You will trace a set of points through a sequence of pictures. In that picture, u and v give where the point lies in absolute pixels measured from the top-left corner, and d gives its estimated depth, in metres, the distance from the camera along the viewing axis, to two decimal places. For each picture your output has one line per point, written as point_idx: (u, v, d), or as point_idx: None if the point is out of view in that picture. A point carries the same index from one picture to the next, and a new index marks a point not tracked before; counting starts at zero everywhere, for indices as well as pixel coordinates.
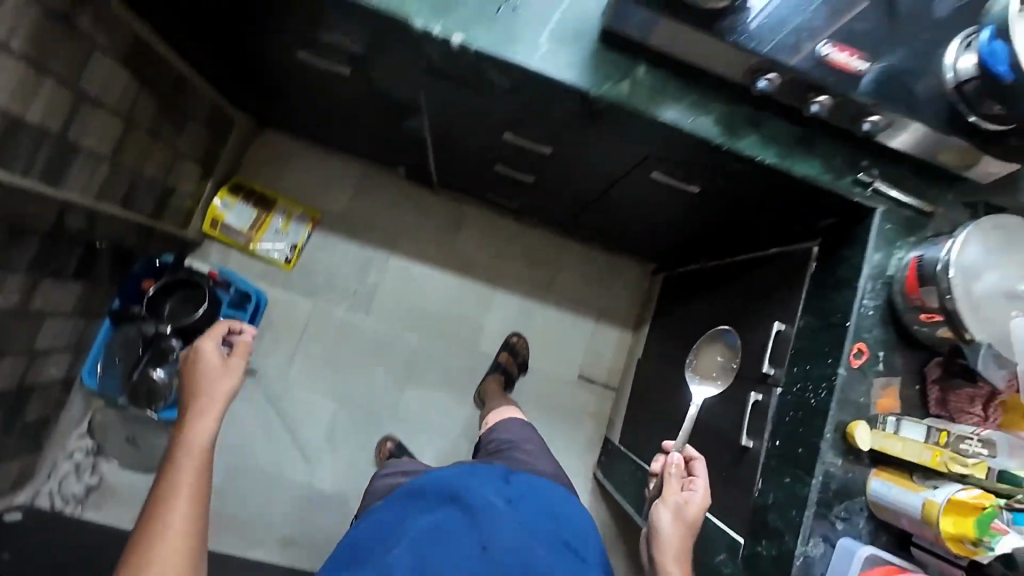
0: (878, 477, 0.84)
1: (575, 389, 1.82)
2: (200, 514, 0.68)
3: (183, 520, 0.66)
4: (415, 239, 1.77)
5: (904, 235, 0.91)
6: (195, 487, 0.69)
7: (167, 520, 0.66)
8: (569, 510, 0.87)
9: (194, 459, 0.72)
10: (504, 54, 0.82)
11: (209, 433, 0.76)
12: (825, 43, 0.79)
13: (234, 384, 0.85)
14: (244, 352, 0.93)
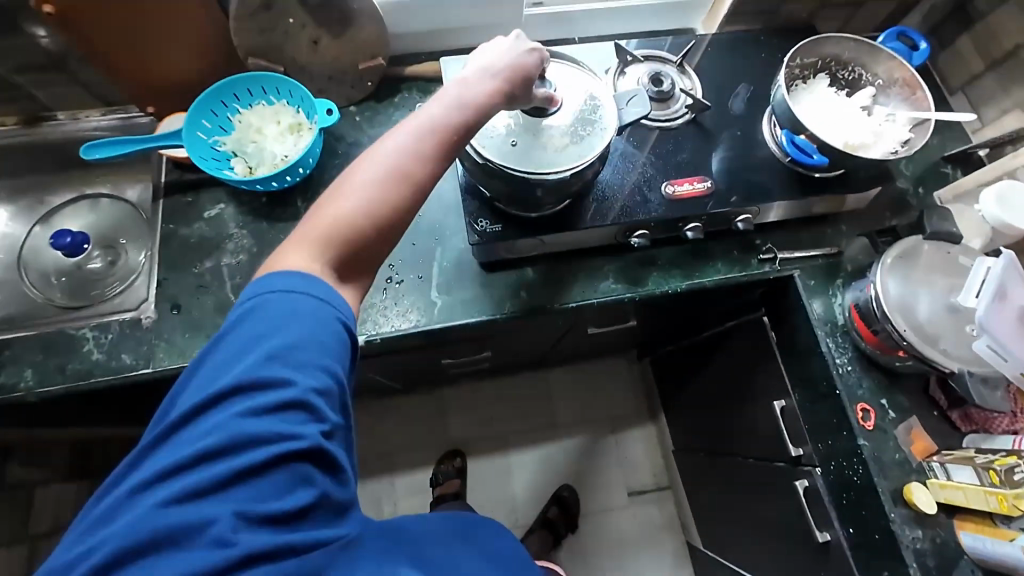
0: (965, 530, 0.78)
1: (632, 509, 1.70)
2: (404, 223, 0.59)
3: (391, 187, 0.57)
4: (411, 449, 1.72)
5: (830, 282, 0.94)
6: (416, 154, 0.58)
7: (377, 146, 0.59)
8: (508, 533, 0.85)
9: (455, 104, 0.61)
10: (408, 327, 0.86)
11: (427, 160, 0.59)
12: (666, 185, 0.88)
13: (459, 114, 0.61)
14: (500, 95, 0.64)
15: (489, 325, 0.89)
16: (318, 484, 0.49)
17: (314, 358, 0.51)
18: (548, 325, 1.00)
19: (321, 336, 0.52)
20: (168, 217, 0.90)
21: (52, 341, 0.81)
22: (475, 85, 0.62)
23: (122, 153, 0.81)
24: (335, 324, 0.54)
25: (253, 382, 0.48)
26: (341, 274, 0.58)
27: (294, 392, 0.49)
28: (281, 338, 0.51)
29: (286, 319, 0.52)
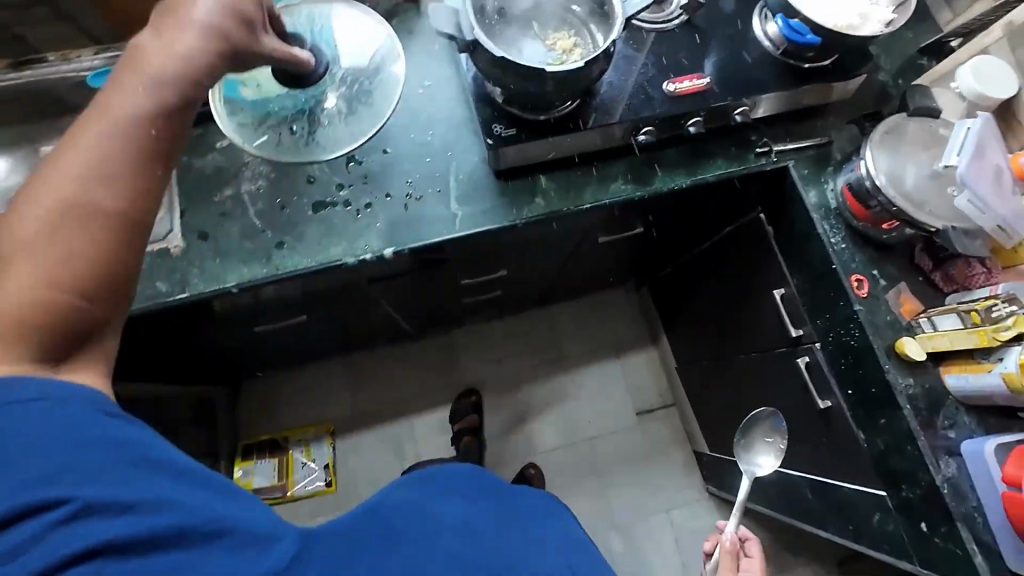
0: (951, 374, 0.88)
1: (641, 427, 1.81)
2: (129, 245, 0.51)
3: (109, 191, 0.50)
4: (427, 390, 1.78)
5: (821, 170, 1.00)
6: (106, 156, 0.51)
7: (42, 169, 0.50)
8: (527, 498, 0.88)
9: (145, 84, 0.53)
10: (435, 238, 0.89)
11: (113, 130, 0.51)
12: (667, 83, 0.91)
13: (154, 97, 0.53)
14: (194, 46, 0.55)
15: (508, 232, 0.93)
16: (163, 548, 0.48)
17: (93, 434, 0.48)
18: (563, 234, 1.04)
19: (87, 415, 0.48)
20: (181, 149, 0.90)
21: None
22: (179, 47, 0.55)
23: None
24: (90, 407, 0.49)
25: (32, 505, 0.44)
26: (83, 343, 0.51)
27: (73, 505, 0.45)
28: (24, 456, 0.45)
29: (23, 418, 0.46)
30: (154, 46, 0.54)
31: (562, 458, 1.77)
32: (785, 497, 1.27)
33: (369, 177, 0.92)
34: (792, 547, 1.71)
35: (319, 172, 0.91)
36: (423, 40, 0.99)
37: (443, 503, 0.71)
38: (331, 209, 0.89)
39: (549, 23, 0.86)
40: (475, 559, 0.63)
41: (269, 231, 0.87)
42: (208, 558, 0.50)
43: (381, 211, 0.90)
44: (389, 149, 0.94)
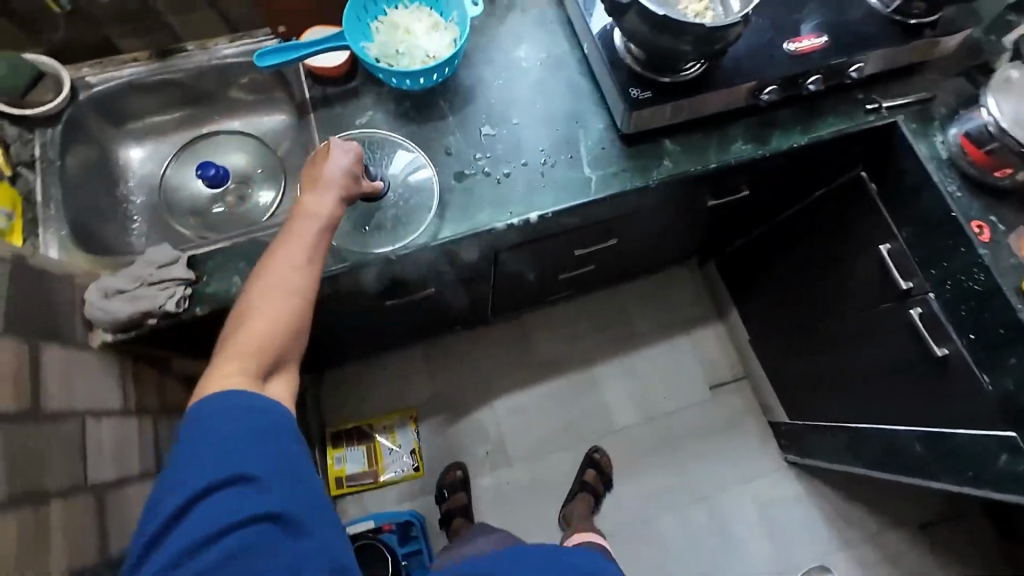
0: None
1: (715, 401, 1.83)
2: (287, 338, 0.70)
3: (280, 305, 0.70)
4: (503, 375, 1.81)
5: (929, 124, 1.03)
6: (286, 267, 0.73)
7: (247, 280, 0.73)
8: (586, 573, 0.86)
9: (310, 216, 0.76)
10: (572, 201, 0.92)
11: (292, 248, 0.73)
12: (787, 44, 0.95)
13: (317, 223, 0.75)
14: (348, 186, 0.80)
15: (637, 194, 0.96)
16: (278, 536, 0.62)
17: (268, 451, 0.65)
18: (678, 199, 1.07)
19: (275, 437, 0.66)
20: (324, 129, 0.94)
21: (249, 248, 0.85)
22: (333, 196, 0.78)
23: (292, 59, 0.87)
24: (267, 427, 0.66)
25: (222, 479, 0.62)
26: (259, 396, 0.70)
27: (240, 491, 0.62)
28: (225, 455, 0.63)
29: (230, 415, 0.65)
30: (316, 195, 0.77)
31: (640, 434, 1.79)
32: (887, 453, 1.29)
33: (503, 147, 0.95)
34: (874, 512, 1.73)
35: (455, 144, 0.95)
36: (539, 17, 1.03)
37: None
38: (471, 179, 0.92)
39: None
40: None
41: (417, 202, 0.91)
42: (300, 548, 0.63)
43: (520, 178, 0.93)
44: (518, 121, 0.97)
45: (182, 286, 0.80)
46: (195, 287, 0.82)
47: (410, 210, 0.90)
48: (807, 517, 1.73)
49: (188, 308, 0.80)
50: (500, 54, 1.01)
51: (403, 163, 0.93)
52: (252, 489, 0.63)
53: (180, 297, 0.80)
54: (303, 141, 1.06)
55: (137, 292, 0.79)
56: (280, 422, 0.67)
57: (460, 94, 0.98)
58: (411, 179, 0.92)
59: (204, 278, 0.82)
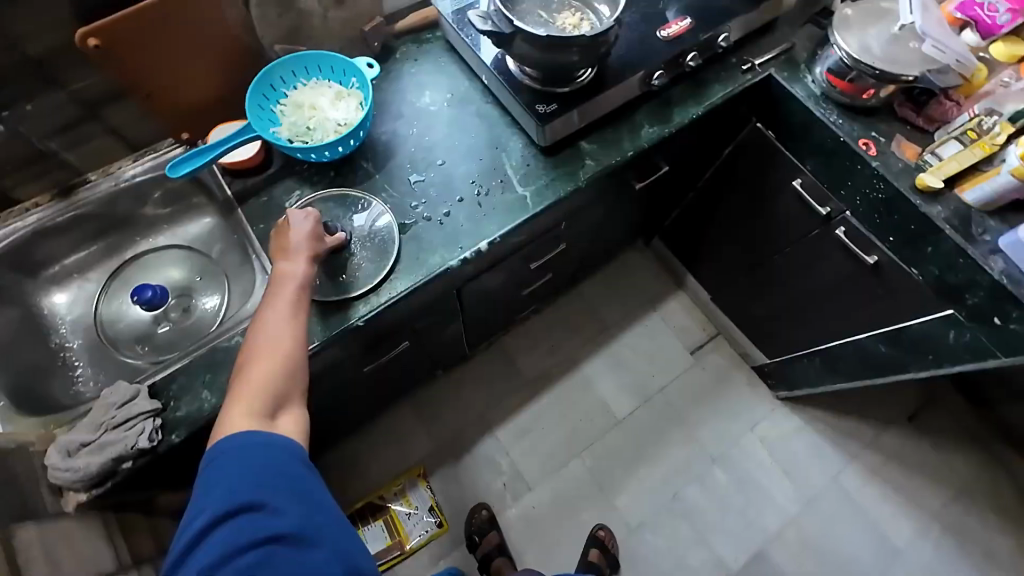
0: (966, 190, 1.03)
1: (700, 364, 1.91)
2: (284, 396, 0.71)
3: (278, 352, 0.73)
4: (497, 403, 1.80)
5: (798, 69, 1.16)
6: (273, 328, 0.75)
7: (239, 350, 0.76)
8: None
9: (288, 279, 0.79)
10: (515, 221, 0.96)
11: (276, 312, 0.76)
12: (659, 32, 1.04)
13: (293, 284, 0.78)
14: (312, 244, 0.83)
15: (572, 197, 1.02)
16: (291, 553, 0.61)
17: (278, 478, 0.65)
18: (608, 191, 1.13)
19: (282, 463, 0.66)
20: (255, 219, 0.93)
21: (210, 357, 0.82)
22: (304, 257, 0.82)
23: (203, 163, 0.86)
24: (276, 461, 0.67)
25: (234, 506, 0.62)
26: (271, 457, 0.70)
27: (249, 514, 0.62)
28: (237, 484, 0.64)
29: (241, 455, 0.66)
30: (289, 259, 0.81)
31: (643, 417, 1.83)
32: (860, 362, 1.39)
33: (436, 189, 0.98)
34: (867, 419, 1.85)
35: (390, 198, 0.96)
36: (433, 62, 1.08)
37: None
38: (414, 226, 0.94)
39: (551, 7, 0.97)
40: None
41: (368, 262, 0.91)
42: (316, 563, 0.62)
43: (461, 213, 0.96)
44: (443, 160, 1.00)
45: (150, 419, 0.76)
46: (164, 414, 0.78)
47: (363, 272, 0.90)
48: (812, 443, 1.82)
49: (162, 438, 0.76)
50: (406, 105, 1.04)
51: (367, 215, 0.94)
52: (262, 513, 0.63)
53: (152, 429, 0.76)
54: (229, 231, 1.03)
55: (103, 441, 0.74)
56: (291, 453, 0.68)
57: (380, 151, 1.00)
58: (378, 226, 0.94)
59: (171, 403, 0.79)
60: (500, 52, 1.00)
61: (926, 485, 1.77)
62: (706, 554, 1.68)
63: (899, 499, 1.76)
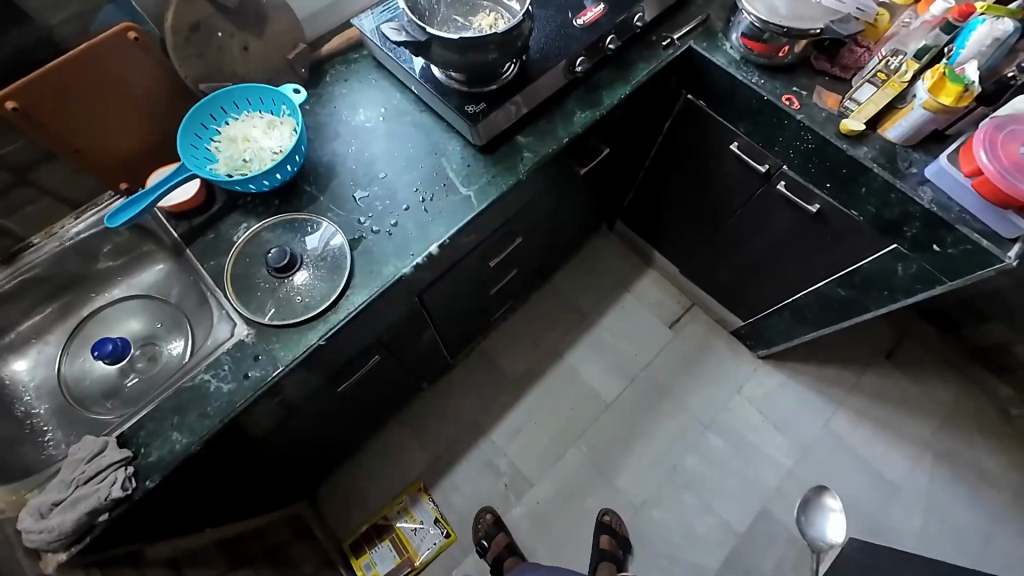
0: (889, 129, 1.08)
1: (679, 336, 1.94)
2: None
3: None
4: (487, 406, 1.81)
5: (716, 38, 1.20)
6: None
7: None
8: None
9: None
10: (462, 221, 0.98)
11: None
12: (575, 21, 1.08)
13: None
14: None
15: (515, 190, 1.04)
16: None
17: None
18: (552, 180, 1.17)
19: None
20: (204, 257, 0.93)
21: (175, 399, 0.82)
22: None
23: (142, 209, 0.86)
24: None
25: None
26: None
27: None
28: None
29: None
30: None
31: (631, 396, 1.86)
32: (824, 308, 1.43)
33: (381, 202, 0.99)
34: (847, 364, 1.90)
35: (335, 217, 0.98)
36: (363, 81, 1.10)
37: None
38: (365, 241, 0.95)
39: (466, 11, 0.99)
40: None
41: (322, 283, 0.91)
42: None
43: (408, 221, 0.97)
44: (384, 173, 1.02)
45: (121, 467, 0.76)
46: (137, 460, 0.78)
47: (318, 292, 0.91)
48: (798, 395, 1.86)
49: (137, 484, 0.76)
50: (341, 125, 1.06)
51: (319, 236, 0.95)
52: None
53: (124, 476, 0.76)
54: (183, 273, 1.03)
55: (75, 497, 0.74)
56: None
57: (321, 173, 1.02)
58: (327, 244, 0.95)
59: (143, 448, 0.79)
60: (424, 62, 1.02)
61: (911, 418, 1.83)
62: (712, 520, 1.70)
63: (889, 436, 1.80)
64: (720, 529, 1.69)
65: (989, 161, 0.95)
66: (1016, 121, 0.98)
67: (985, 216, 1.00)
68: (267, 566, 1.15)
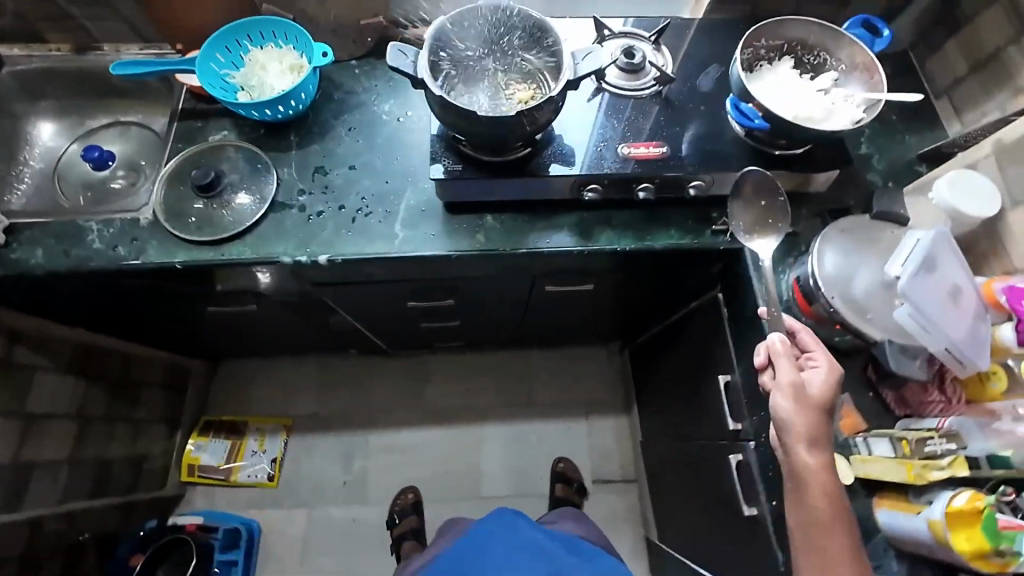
0: (883, 508, 0.77)
1: (595, 496, 1.71)
2: None
3: None
4: (388, 407, 1.79)
5: (780, 261, 0.96)
6: None
7: None
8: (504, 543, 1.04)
9: None
10: (371, 252, 0.93)
11: None
12: (623, 146, 0.93)
13: None
14: None
15: (446, 261, 0.95)
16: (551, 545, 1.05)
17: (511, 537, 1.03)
18: (507, 275, 1.05)
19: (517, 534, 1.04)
20: (178, 139, 1.02)
21: (61, 229, 0.93)
22: None
23: (148, 70, 0.97)
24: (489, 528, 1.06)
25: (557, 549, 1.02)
26: None
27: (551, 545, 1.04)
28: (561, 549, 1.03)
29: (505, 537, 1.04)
30: None
31: (507, 508, 1.69)
32: None
33: (328, 188, 0.98)
34: None
35: (286, 175, 0.99)
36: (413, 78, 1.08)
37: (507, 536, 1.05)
38: (287, 213, 0.96)
39: (507, 71, 0.91)
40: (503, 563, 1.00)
41: (227, 222, 0.94)
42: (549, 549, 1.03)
43: (331, 221, 0.95)
44: (355, 166, 1.00)
45: None
46: (4, 251, 0.91)
47: (218, 226, 0.94)
48: None
49: None
50: (363, 103, 1.06)
51: (262, 183, 0.98)
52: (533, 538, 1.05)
53: None
54: None
55: None
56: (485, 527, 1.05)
57: (312, 133, 1.03)
58: (260, 193, 0.97)
59: (13, 246, 0.91)
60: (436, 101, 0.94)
61: None
62: None
63: None
64: None
65: None
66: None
67: None
68: (100, 389, 1.29)
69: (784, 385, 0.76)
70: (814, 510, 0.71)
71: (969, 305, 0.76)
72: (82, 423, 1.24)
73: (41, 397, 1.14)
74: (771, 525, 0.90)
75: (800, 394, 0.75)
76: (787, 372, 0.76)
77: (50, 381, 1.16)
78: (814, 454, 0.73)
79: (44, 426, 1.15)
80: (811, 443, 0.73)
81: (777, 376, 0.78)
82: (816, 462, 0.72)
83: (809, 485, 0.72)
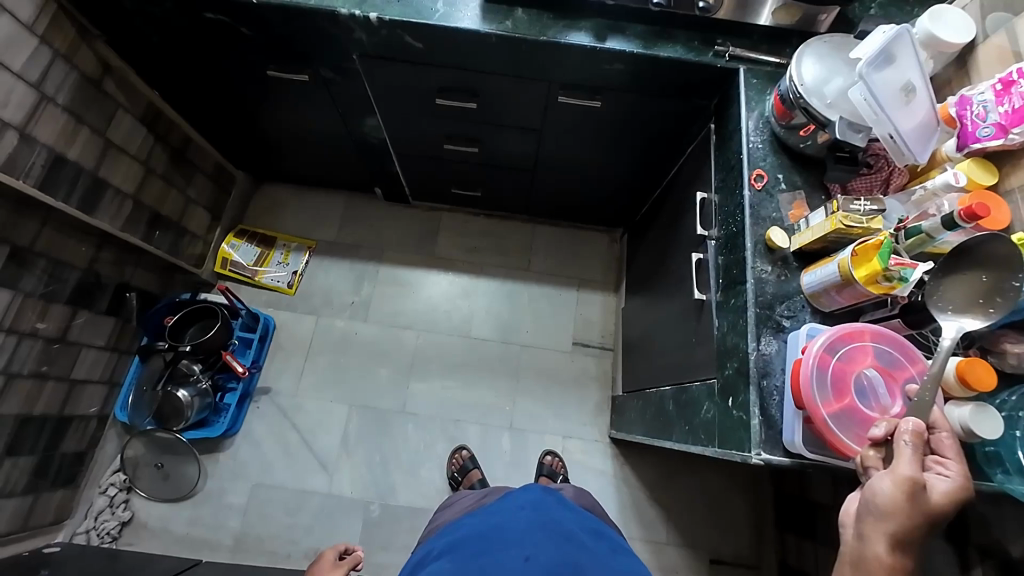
0: (807, 273, 0.90)
1: (573, 355, 1.87)
2: None
3: None
4: (399, 249, 1.97)
5: (771, 85, 1.06)
6: None
7: None
8: (536, 508, 1.01)
9: None
10: (413, 19, 1.07)
11: None
12: None
13: None
14: None
15: (474, 38, 1.09)
16: (592, 527, 1.02)
17: (541, 519, 0.98)
18: (526, 77, 1.19)
19: (546, 511, 1.01)
20: None
21: None
22: None
23: None
24: (531, 493, 1.05)
25: (594, 531, 1.02)
26: None
27: (594, 530, 1.02)
28: (593, 533, 1.01)
29: (533, 512, 1.00)
30: None
31: (491, 350, 1.87)
32: (657, 413, 1.28)
33: None
34: (670, 523, 1.68)
35: None
36: None
37: (550, 505, 1.03)
38: None
39: None
40: (542, 527, 0.96)
41: None
42: (587, 533, 1.00)
43: None
44: None
45: None
46: None
47: None
48: (602, 492, 1.71)
49: None
50: None
51: None
52: (575, 518, 1.02)
53: None
54: None
55: None
56: (533, 491, 1.06)
57: None
58: None
59: None
60: None
61: None
62: (437, 477, 1.71)
63: None
64: (431, 492, 1.69)
65: (816, 351, 0.78)
66: (900, 350, 0.79)
67: (785, 407, 0.83)
68: (163, 151, 1.53)
69: (895, 472, 0.62)
70: (872, 503, 0.63)
71: (919, 107, 0.87)
72: (145, 172, 1.49)
73: (119, 131, 1.38)
74: (713, 304, 1.04)
75: (914, 497, 0.61)
76: (903, 457, 0.63)
77: (127, 122, 1.40)
78: (891, 490, 0.61)
79: (116, 157, 1.38)
80: (896, 542, 0.60)
81: (893, 461, 0.63)
82: (888, 491, 0.62)
83: (873, 492, 0.63)
